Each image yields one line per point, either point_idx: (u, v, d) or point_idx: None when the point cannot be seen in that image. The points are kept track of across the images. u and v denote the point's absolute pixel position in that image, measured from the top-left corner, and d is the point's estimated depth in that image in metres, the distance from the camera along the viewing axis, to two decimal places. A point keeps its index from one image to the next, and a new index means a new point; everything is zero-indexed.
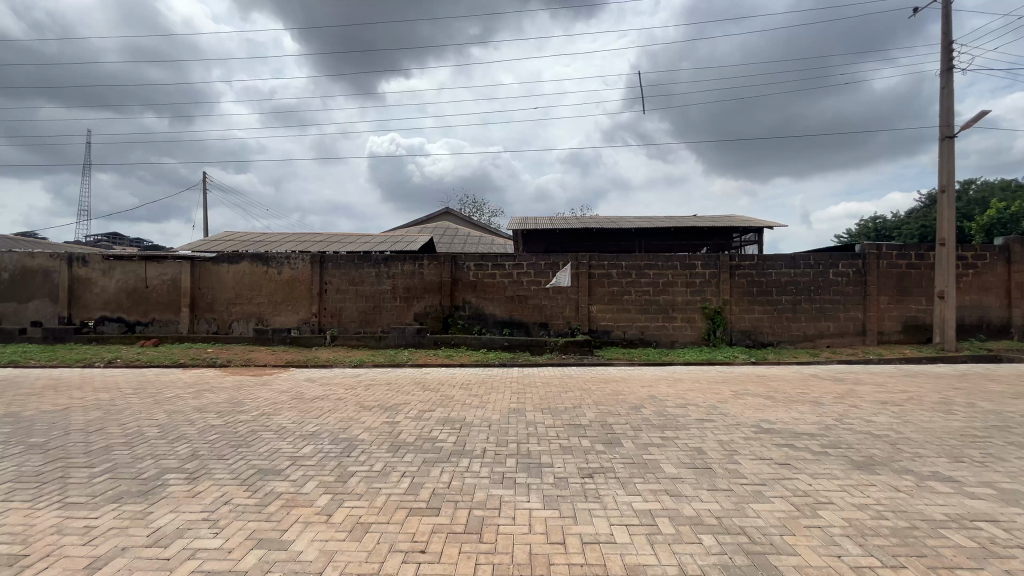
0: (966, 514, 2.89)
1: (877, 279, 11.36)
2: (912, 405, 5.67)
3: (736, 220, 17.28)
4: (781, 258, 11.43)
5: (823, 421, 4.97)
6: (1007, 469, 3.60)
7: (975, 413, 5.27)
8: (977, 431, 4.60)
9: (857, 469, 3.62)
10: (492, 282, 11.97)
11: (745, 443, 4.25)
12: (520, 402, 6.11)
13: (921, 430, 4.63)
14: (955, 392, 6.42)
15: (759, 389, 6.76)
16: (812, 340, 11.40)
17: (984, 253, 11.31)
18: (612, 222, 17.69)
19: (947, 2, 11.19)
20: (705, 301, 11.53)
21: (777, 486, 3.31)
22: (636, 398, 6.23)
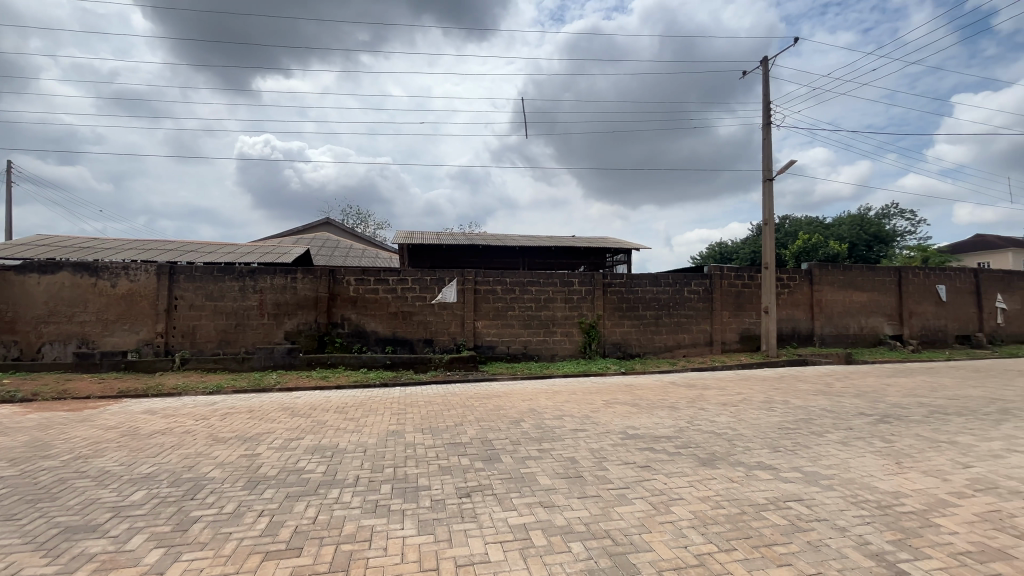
0: (781, 496, 3.43)
1: (720, 296, 13.19)
2: (745, 405, 6.64)
3: (608, 241, 18.87)
4: (645, 277, 12.73)
5: (676, 424, 5.58)
6: (810, 455, 4.38)
7: (789, 409, 6.34)
8: (790, 424, 5.54)
9: (702, 466, 4.10)
10: (374, 297, 11.46)
11: (613, 449, 4.57)
12: (399, 423, 5.89)
13: (750, 426, 5.44)
14: (775, 392, 7.67)
15: (626, 398, 7.38)
16: (671, 350, 12.80)
17: (795, 275, 13.80)
18: (497, 240, 18.18)
19: (766, 70, 13.69)
20: (581, 316, 12.32)
21: (637, 487, 3.61)
22: (516, 412, 6.39)
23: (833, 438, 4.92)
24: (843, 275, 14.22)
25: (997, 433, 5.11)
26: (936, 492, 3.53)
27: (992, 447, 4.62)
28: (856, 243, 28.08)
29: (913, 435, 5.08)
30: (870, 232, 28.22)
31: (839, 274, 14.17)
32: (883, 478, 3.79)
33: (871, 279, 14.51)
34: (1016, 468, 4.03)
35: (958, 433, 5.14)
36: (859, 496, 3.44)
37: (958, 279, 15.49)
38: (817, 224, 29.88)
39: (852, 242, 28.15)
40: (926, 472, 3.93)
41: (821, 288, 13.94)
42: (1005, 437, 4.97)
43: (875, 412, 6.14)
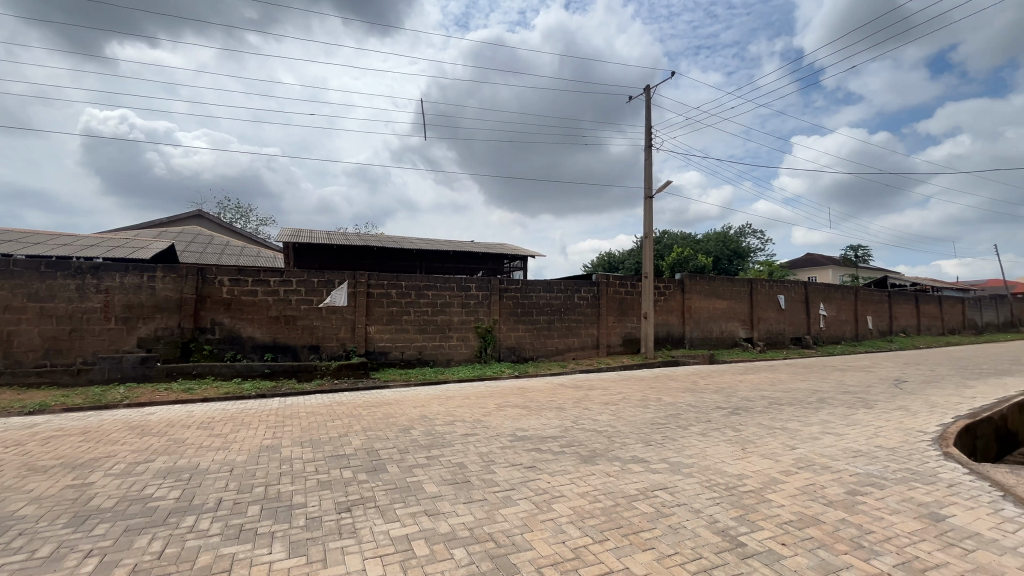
0: (649, 486, 3.75)
1: (606, 302, 14.19)
2: (623, 403, 7.18)
3: (506, 247, 19.27)
4: (540, 283, 13.23)
5: (562, 424, 5.85)
6: (675, 446, 4.87)
7: (660, 405, 6.99)
8: (661, 419, 6.11)
9: (583, 463, 4.34)
10: (252, 300, 10.41)
11: (501, 452, 4.65)
12: (275, 437, 5.39)
13: (627, 423, 5.90)
14: (650, 390, 8.42)
15: (518, 400, 7.57)
16: (562, 353, 13.42)
17: (670, 284, 15.32)
18: (394, 242, 17.61)
19: (648, 97, 15.10)
20: (478, 320, 12.39)
21: (522, 488, 3.70)
22: (406, 419, 6.21)
23: (694, 431, 5.52)
24: (708, 285, 16.11)
25: (815, 418, 6.15)
26: (770, 472, 4.13)
27: (812, 431, 5.55)
28: (719, 258, 32.06)
29: (755, 423, 5.91)
30: (730, 248, 32.41)
31: (705, 284, 16.03)
32: (731, 463, 4.34)
33: (730, 289, 16.64)
34: (827, 447, 4.88)
35: (788, 420, 6.09)
36: (712, 480, 3.90)
37: (793, 290, 18.38)
38: (690, 240, 33.53)
39: (716, 256, 32.11)
40: (764, 455, 4.58)
41: (690, 296, 15.65)
42: (820, 421, 6.00)
43: (728, 405, 7.03)
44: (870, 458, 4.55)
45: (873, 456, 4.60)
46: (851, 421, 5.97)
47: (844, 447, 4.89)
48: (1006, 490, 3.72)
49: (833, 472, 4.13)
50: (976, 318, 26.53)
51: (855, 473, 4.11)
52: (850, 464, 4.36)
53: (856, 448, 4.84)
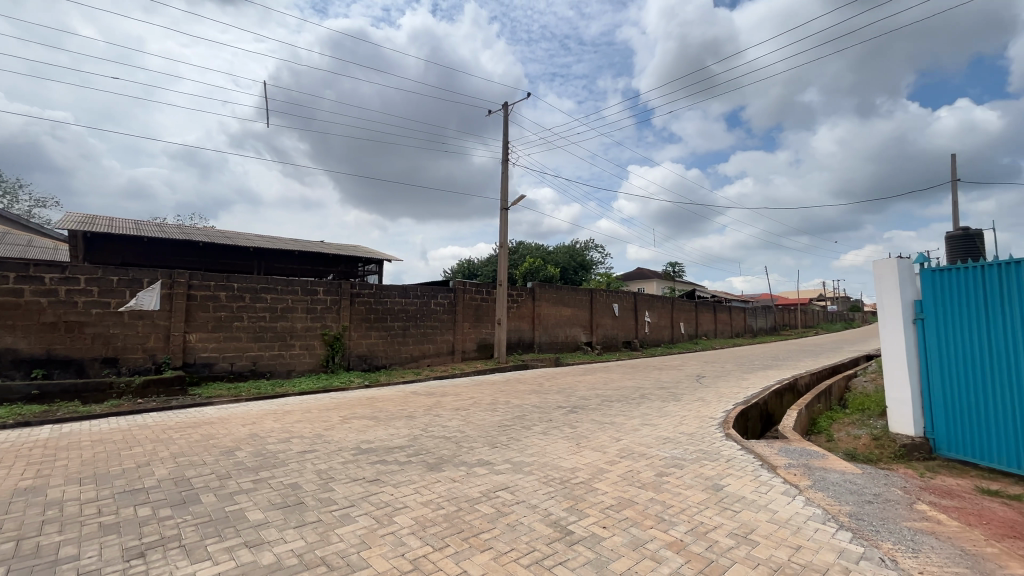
0: (492, 487, 3.88)
1: (462, 309, 14.43)
2: (473, 408, 7.33)
3: (360, 250, 18.33)
4: (395, 288, 12.87)
5: (411, 433, 5.73)
6: (518, 446, 5.13)
7: (508, 408, 7.32)
8: (507, 421, 6.39)
9: (429, 471, 4.31)
10: (15, 303, 8.13)
11: (343, 467, 4.37)
12: (40, 476, 4.25)
13: (476, 427, 6.04)
14: (500, 393, 8.78)
15: (366, 411, 7.21)
16: (416, 360, 13.19)
17: (522, 292, 16.23)
18: (226, 238, 15.46)
19: (507, 113, 15.86)
20: (325, 327, 11.50)
21: (363, 503, 3.52)
22: (231, 440, 5.45)
23: (537, 430, 5.88)
24: (555, 293, 17.44)
25: (637, 412, 7.05)
26: (598, 463, 4.60)
27: (633, 423, 6.35)
28: (567, 268, 35.06)
29: (589, 420, 6.54)
30: (576, 261, 35.69)
31: (553, 292, 17.33)
32: (567, 458, 4.74)
33: (574, 298, 18.26)
34: (644, 437, 5.64)
35: (615, 415, 6.88)
36: (549, 476, 4.20)
37: (625, 300, 20.92)
38: (542, 251, 36.03)
39: (564, 267, 35.02)
40: (594, 449, 5.10)
41: (540, 304, 16.77)
42: (640, 414, 6.90)
43: (568, 404, 7.67)
44: (674, 443, 5.38)
45: (677, 441, 5.46)
46: (663, 413, 6.99)
47: (656, 435, 5.70)
48: (763, 460, 4.74)
49: (647, 458, 4.78)
50: (752, 324, 33.41)
51: (663, 457, 4.82)
52: (660, 450, 5.09)
53: (665, 435, 5.69)
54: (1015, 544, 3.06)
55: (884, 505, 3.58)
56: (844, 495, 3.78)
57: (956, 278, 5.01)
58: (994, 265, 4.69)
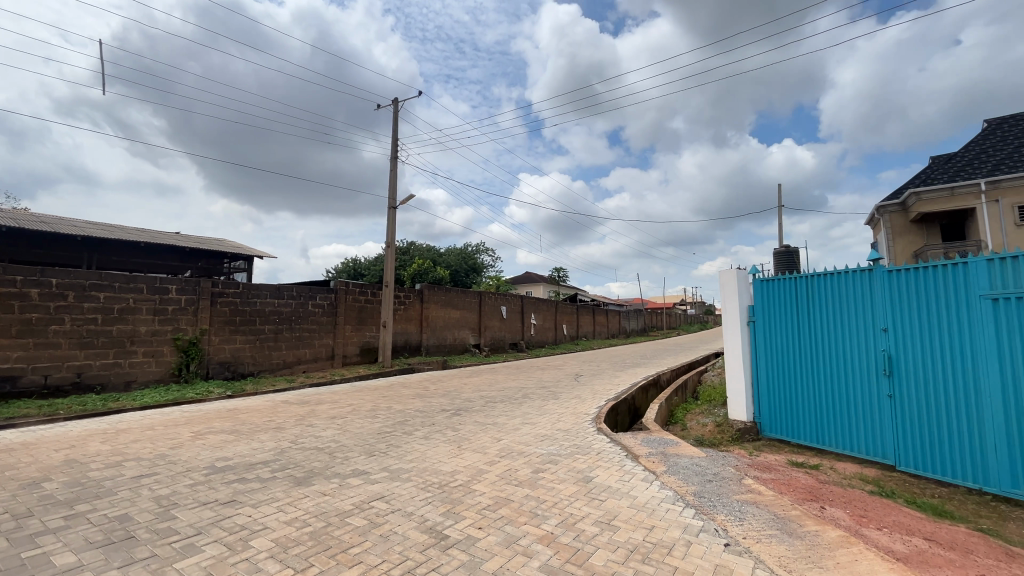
0: (366, 498, 3.70)
1: (344, 311, 13.65)
2: (352, 415, 6.95)
3: (224, 245, 16.37)
4: (266, 288, 11.71)
5: (278, 446, 5.24)
6: (398, 453, 4.97)
7: (390, 413, 7.08)
8: (388, 428, 6.16)
9: (296, 486, 3.97)
10: None
11: (189, 491, 3.82)
12: None
13: (353, 435, 5.73)
14: (381, 399, 8.46)
15: (225, 425, 6.44)
16: (290, 366, 12.12)
17: (409, 294, 15.86)
18: (42, 224, 12.72)
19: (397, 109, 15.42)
20: (178, 331, 10.04)
21: (212, 530, 3.12)
22: (38, 469, 4.46)
23: (419, 435, 5.77)
24: (444, 295, 17.32)
25: (518, 412, 7.27)
26: (477, 464, 4.65)
27: (514, 423, 6.53)
28: (457, 271, 35.12)
29: (472, 422, 6.58)
30: (467, 264, 35.97)
31: (442, 294, 17.21)
32: (447, 461, 4.70)
33: (463, 300, 18.32)
34: (523, 435, 5.83)
35: (498, 415, 7.01)
36: (427, 481, 4.13)
37: (512, 303, 21.52)
38: (433, 253, 35.65)
39: (454, 270, 35.07)
40: (475, 450, 5.14)
41: (428, 306, 16.53)
42: (522, 413, 7.13)
43: (452, 407, 7.64)
44: (551, 440, 5.66)
45: (553, 438, 5.73)
46: (543, 411, 7.31)
47: (535, 434, 5.93)
48: (627, 450, 5.19)
49: (525, 456, 4.95)
50: (626, 325, 36.62)
51: (540, 454, 5.02)
52: (538, 447, 5.31)
53: (543, 433, 5.95)
54: (813, 506, 3.73)
55: (720, 482, 4.14)
56: (691, 477, 4.29)
57: (779, 286, 6.00)
58: (806, 276, 5.69)
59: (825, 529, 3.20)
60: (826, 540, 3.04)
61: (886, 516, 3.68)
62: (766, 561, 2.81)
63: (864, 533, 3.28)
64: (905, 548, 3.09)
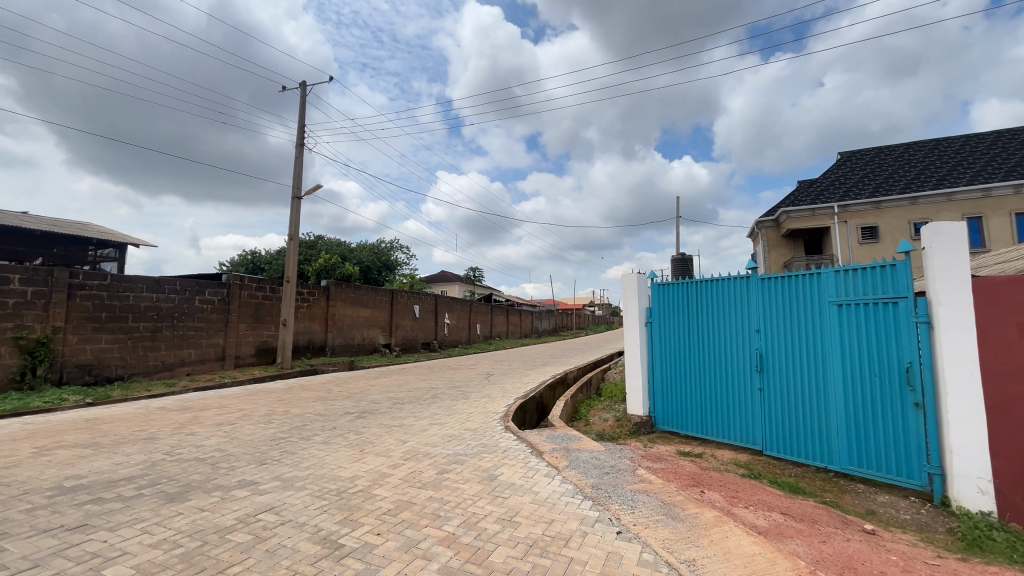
0: (252, 511, 3.40)
1: (238, 307, 12.49)
2: (242, 421, 6.36)
3: (89, 230, 14.20)
4: (141, 280, 10.32)
5: (148, 458, 4.63)
6: (292, 460, 4.64)
7: (286, 418, 6.59)
8: (283, 433, 5.73)
9: (168, 503, 3.53)
10: None
11: (26, 517, 3.23)
12: None
13: (242, 443, 5.24)
14: (278, 403, 7.85)
15: (81, 437, 5.56)
16: (170, 369, 10.80)
17: (314, 291, 14.95)
18: None
19: (304, 94, 14.44)
20: (22, 329, 8.50)
21: (55, 561, 2.67)
22: None
23: (317, 440, 5.43)
24: (352, 293, 16.55)
25: (426, 413, 7.14)
26: (380, 468, 4.48)
27: (421, 424, 6.40)
28: (368, 267, 33.80)
29: (378, 424, 6.34)
30: (380, 260, 34.78)
31: (350, 292, 16.43)
32: (346, 467, 4.48)
33: (373, 298, 17.64)
34: (430, 436, 5.74)
35: (405, 417, 6.84)
36: (324, 489, 3.89)
37: (425, 302, 21.16)
38: (343, 247, 33.90)
39: (366, 266, 33.73)
40: (378, 454, 4.95)
41: (335, 304, 15.68)
42: (430, 414, 7.02)
43: (356, 410, 7.30)
44: (459, 440, 5.63)
45: (460, 438, 5.71)
46: (451, 411, 7.25)
47: (442, 434, 5.86)
48: (533, 447, 5.32)
49: (430, 457, 4.87)
50: (538, 325, 37.66)
51: (446, 455, 4.98)
52: (444, 447, 5.26)
53: (450, 433, 5.90)
54: (694, 490, 4.10)
55: (615, 473, 4.40)
56: (590, 470, 4.51)
57: (673, 289, 6.53)
58: (696, 282, 6.26)
59: (703, 511, 3.53)
60: (702, 521, 3.35)
61: (753, 496, 4.15)
62: (652, 544, 3.03)
63: (735, 511, 3.68)
64: (766, 523, 3.50)
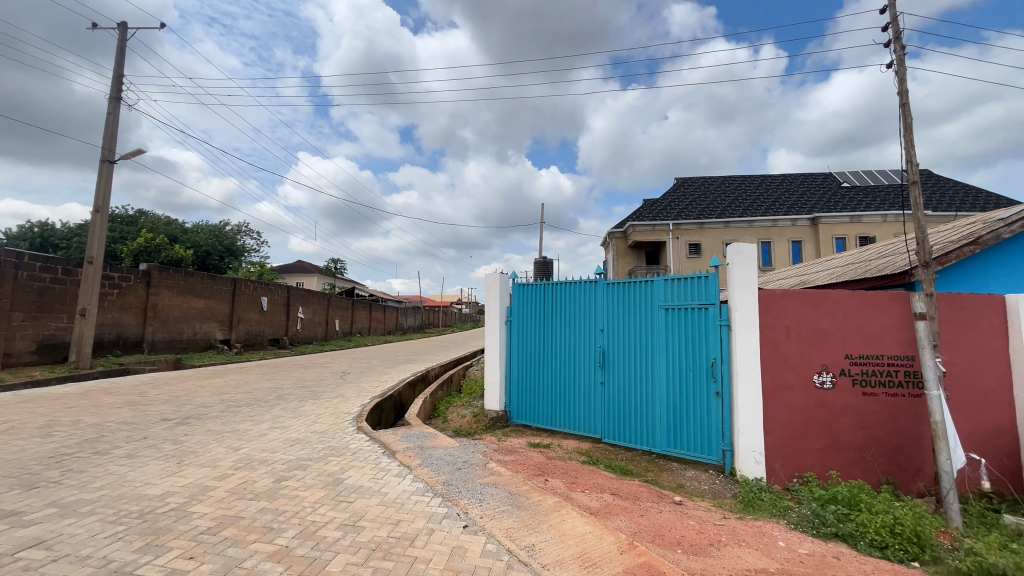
0: (9, 549, 2.68)
1: (11, 291, 9.85)
2: (6, 436, 5.00)
3: None
4: None
5: None
6: (79, 481, 3.79)
7: (75, 430, 5.37)
8: (68, 448, 4.64)
9: None
10: None
11: None
12: None
13: (3, 464, 4.12)
14: (66, 411, 6.36)
15: None
16: None
17: (129, 276, 12.51)
18: None
19: (125, 38, 11.99)
20: None
21: None
22: None
23: (118, 454, 4.53)
24: (181, 280, 14.22)
25: (267, 416, 6.43)
26: (201, 481, 3.90)
27: (260, 428, 5.75)
28: (207, 252, 29.43)
29: (204, 431, 5.52)
30: (221, 245, 30.55)
31: (179, 279, 14.10)
32: (156, 483, 3.81)
33: (208, 287, 15.36)
34: (268, 442, 5.18)
35: (241, 421, 6.07)
36: (121, 512, 3.25)
37: (276, 294, 19.11)
38: (173, 226, 28.94)
39: (204, 250, 29.31)
40: (201, 465, 4.31)
41: (157, 292, 13.30)
42: (271, 417, 6.34)
43: (177, 415, 6.26)
44: (303, 444, 5.18)
45: (305, 442, 5.26)
46: (297, 413, 6.64)
47: (284, 438, 5.33)
48: (385, 447, 5.14)
49: (267, 465, 4.40)
50: (403, 322, 36.63)
51: (286, 460, 4.55)
52: (284, 453, 4.79)
53: (293, 437, 5.40)
54: (539, 479, 4.38)
55: (467, 469, 4.47)
56: (443, 467, 4.52)
57: (532, 290, 6.88)
58: (552, 284, 6.69)
59: (545, 498, 3.78)
60: (544, 507, 3.59)
61: (590, 480, 4.57)
62: (496, 534, 3.14)
63: (573, 496, 4.01)
64: (597, 504, 3.89)
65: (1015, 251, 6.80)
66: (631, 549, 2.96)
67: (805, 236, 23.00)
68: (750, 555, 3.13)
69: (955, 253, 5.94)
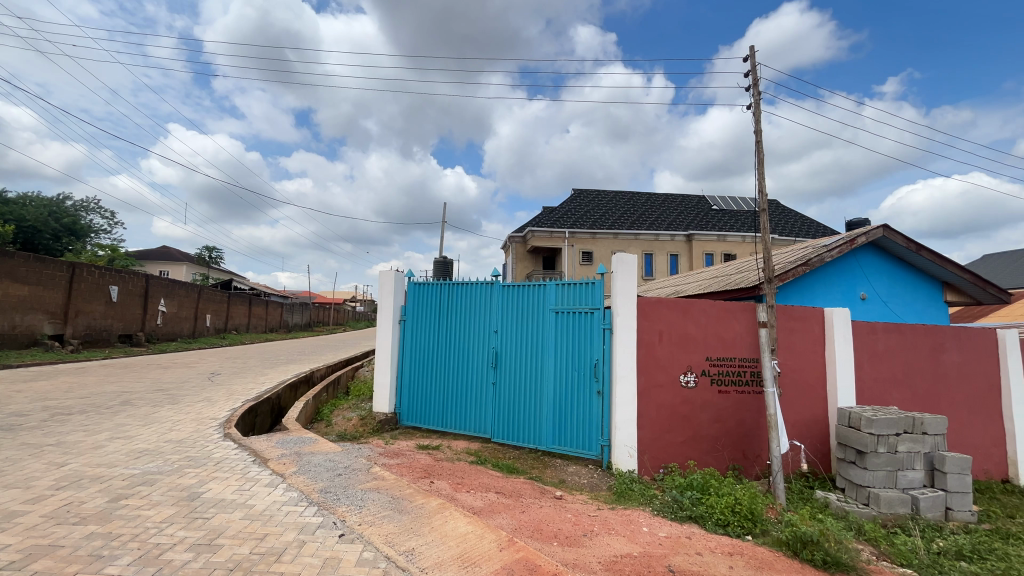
0: None
1: None
2: None
3: None
4: None
5: None
6: None
7: None
8: None
9: None
10: None
11: None
12: None
13: None
14: None
15: None
16: None
17: None
18: None
19: None
20: None
21: None
22: None
23: None
24: None
25: (108, 424, 5.51)
26: (6, 506, 3.21)
27: (95, 440, 4.89)
28: (35, 229, 24.49)
29: (16, 445, 4.55)
30: (57, 222, 25.64)
31: None
32: None
33: (33, 272, 12.77)
34: (106, 455, 4.43)
35: (69, 432, 5.11)
36: None
37: (130, 283, 16.53)
38: None
39: (32, 227, 24.34)
40: (8, 487, 3.54)
41: None
42: (112, 426, 5.44)
43: None
44: (153, 455, 4.53)
45: (155, 453, 4.59)
46: (148, 420, 5.77)
47: (128, 450, 4.60)
48: (256, 455, 4.69)
49: (102, 482, 3.76)
50: (289, 320, 33.74)
51: (128, 476, 3.93)
52: (127, 467, 4.14)
53: (140, 448, 4.69)
54: (424, 482, 4.31)
55: (348, 474, 4.24)
56: (321, 474, 4.24)
57: (429, 290, 6.77)
58: (449, 284, 6.64)
59: (429, 500, 3.72)
60: (426, 510, 3.53)
61: (476, 480, 4.59)
62: (374, 541, 3.01)
63: (458, 496, 4.01)
64: (481, 503, 3.93)
65: (833, 273, 8.26)
66: (510, 545, 3.03)
67: (682, 251, 25.66)
68: (617, 542, 3.38)
69: (791, 272, 7.03)
